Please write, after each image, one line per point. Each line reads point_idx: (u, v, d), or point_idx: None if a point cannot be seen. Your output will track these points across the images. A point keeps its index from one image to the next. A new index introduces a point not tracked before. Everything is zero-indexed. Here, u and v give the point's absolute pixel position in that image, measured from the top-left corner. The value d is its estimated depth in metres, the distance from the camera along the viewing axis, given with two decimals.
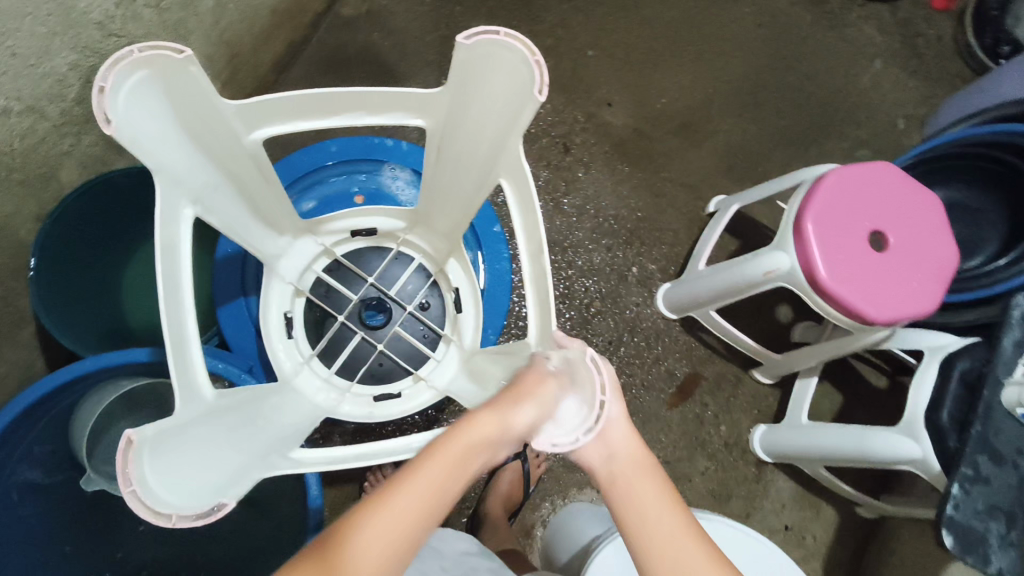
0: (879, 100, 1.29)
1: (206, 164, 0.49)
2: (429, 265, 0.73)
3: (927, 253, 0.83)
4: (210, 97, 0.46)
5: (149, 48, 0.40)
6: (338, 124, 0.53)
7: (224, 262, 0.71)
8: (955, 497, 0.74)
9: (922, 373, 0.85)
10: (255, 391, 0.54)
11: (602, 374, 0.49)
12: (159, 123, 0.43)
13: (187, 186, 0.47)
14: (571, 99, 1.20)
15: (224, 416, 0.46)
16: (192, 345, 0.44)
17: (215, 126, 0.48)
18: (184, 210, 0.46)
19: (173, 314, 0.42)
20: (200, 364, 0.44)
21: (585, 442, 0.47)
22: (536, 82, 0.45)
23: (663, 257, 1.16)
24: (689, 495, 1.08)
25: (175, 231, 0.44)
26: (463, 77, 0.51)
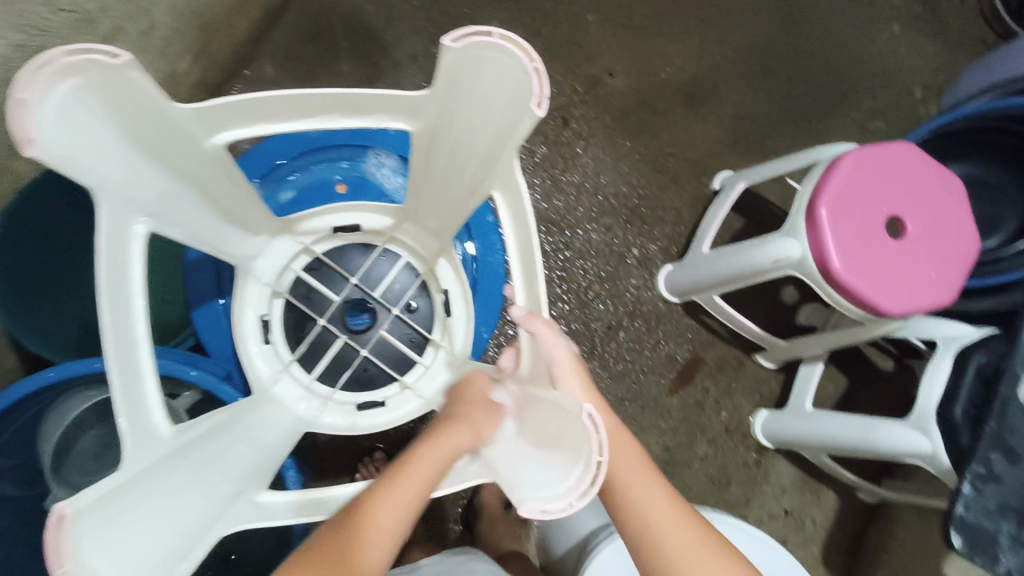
0: (896, 67, 1.22)
1: (161, 172, 0.44)
2: (418, 264, 0.70)
3: (946, 241, 0.79)
4: (159, 102, 0.40)
5: (77, 50, 0.35)
6: (314, 125, 0.49)
7: (198, 262, 0.68)
8: (965, 496, 0.71)
9: (935, 365, 0.82)
10: (225, 414, 0.49)
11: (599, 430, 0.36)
12: (101, 134, 0.38)
13: (136, 201, 0.42)
14: (570, 68, 1.12)
15: (186, 455, 0.41)
16: (148, 382, 0.40)
17: (167, 131, 0.42)
18: (133, 227, 0.42)
19: (125, 351, 0.38)
20: (154, 400, 0.40)
21: (578, 511, 0.35)
22: (535, 96, 0.42)
23: (665, 236, 1.11)
24: (688, 481, 1.06)
25: (124, 255, 0.40)
26: (454, 79, 0.47)
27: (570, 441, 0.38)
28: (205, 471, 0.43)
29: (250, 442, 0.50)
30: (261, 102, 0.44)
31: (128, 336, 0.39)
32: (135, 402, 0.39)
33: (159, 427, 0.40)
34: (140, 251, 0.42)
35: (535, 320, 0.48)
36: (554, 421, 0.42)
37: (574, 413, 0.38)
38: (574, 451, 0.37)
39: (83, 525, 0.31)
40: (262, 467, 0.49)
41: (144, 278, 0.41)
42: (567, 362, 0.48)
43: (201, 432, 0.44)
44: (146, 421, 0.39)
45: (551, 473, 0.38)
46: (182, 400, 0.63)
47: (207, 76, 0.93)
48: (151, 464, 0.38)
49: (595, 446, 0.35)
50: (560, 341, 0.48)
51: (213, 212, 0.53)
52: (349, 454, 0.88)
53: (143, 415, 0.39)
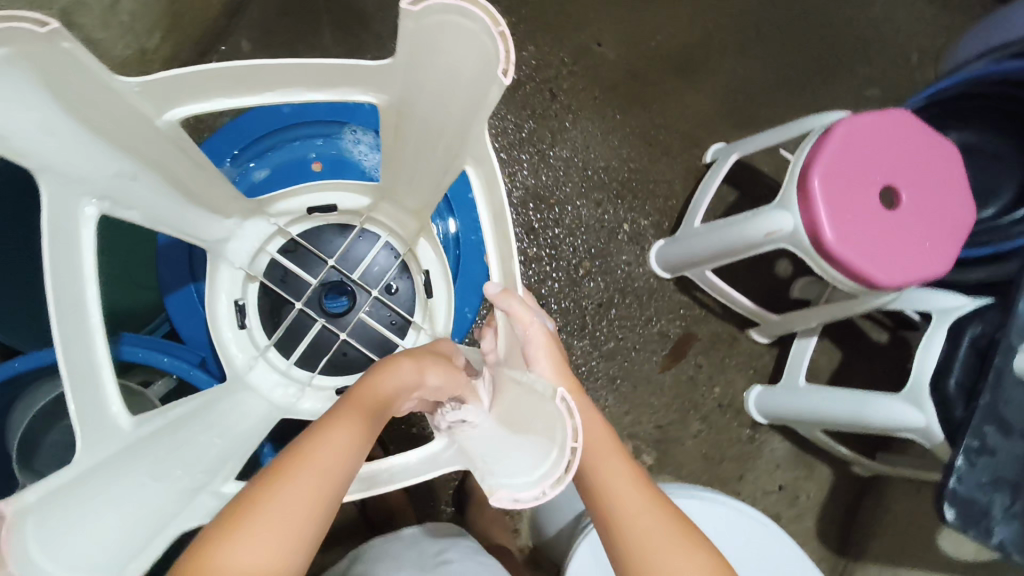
0: (893, 32, 1.19)
1: (110, 154, 0.43)
2: (397, 244, 0.71)
3: (941, 209, 0.77)
4: (103, 78, 0.39)
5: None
6: (270, 99, 0.48)
7: (168, 247, 0.66)
8: (958, 469, 0.70)
9: (928, 336, 0.80)
10: (190, 406, 0.49)
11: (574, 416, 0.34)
12: (38, 111, 0.37)
13: (88, 184, 0.41)
14: (558, 38, 1.09)
15: (143, 448, 0.41)
16: (104, 375, 0.39)
17: (111, 109, 0.41)
18: (84, 209, 0.41)
19: (77, 336, 0.37)
20: (111, 393, 0.40)
21: (551, 500, 0.33)
22: (500, 64, 0.40)
23: (656, 211, 1.08)
24: (681, 457, 1.05)
25: (71, 240, 0.39)
26: (416, 49, 0.44)
27: (543, 425, 0.37)
28: (167, 462, 0.42)
29: (217, 433, 0.50)
30: (212, 76, 0.43)
31: (80, 321, 0.38)
32: (88, 394, 0.38)
33: (114, 420, 0.39)
34: (90, 237, 0.40)
35: (509, 297, 0.44)
36: (527, 405, 0.40)
37: (548, 398, 0.36)
38: (547, 438, 0.35)
39: (27, 525, 0.29)
40: (231, 455, 0.48)
41: (94, 262, 0.40)
42: (542, 340, 0.45)
43: (161, 425, 0.43)
44: (100, 413, 0.38)
45: (523, 461, 0.37)
46: (156, 388, 0.64)
47: (179, 52, 0.89)
48: (103, 458, 0.37)
49: (570, 432, 0.34)
50: (534, 320, 0.45)
51: (177, 193, 0.51)
52: None
53: (96, 407, 0.38)
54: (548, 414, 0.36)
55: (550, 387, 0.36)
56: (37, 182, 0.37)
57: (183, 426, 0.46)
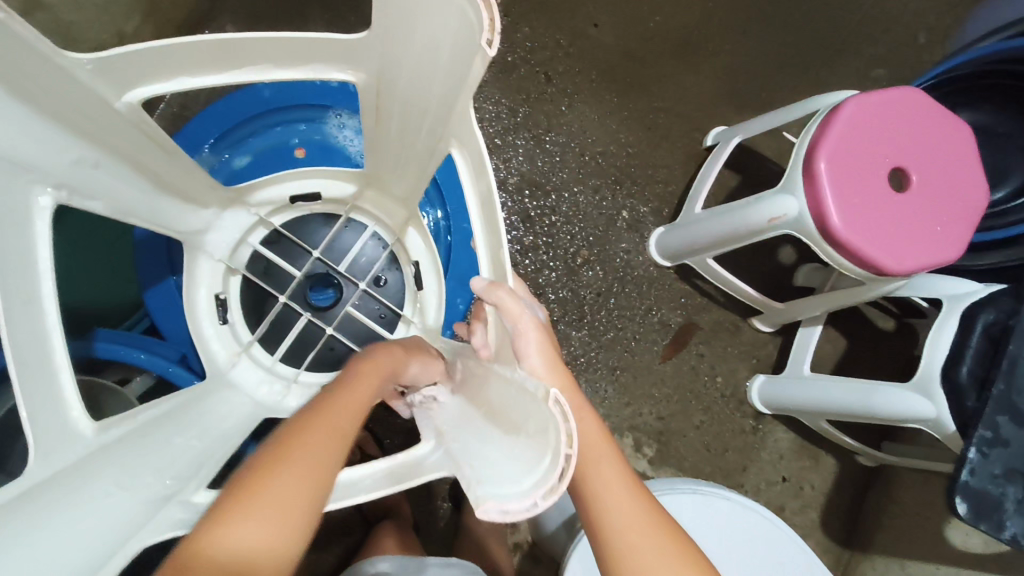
0: (900, 10, 1.15)
1: (66, 138, 0.39)
2: (385, 233, 0.68)
3: (951, 190, 0.74)
4: (53, 56, 0.36)
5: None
6: (232, 79, 0.46)
7: (148, 238, 0.64)
8: (971, 461, 0.67)
9: (940, 323, 0.77)
10: (164, 409, 0.46)
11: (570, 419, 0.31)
12: None
13: (37, 172, 0.37)
14: (553, 19, 1.05)
15: (108, 456, 0.38)
16: (63, 380, 0.36)
17: (66, 91, 0.38)
18: (39, 201, 0.37)
19: (31, 339, 0.34)
20: (72, 398, 0.37)
21: (544, 512, 0.31)
22: (482, 33, 0.37)
23: (656, 197, 1.05)
24: (683, 450, 1.03)
25: (27, 233, 0.35)
26: (389, 20, 0.43)
27: (535, 427, 0.34)
28: (134, 470, 0.39)
29: (194, 436, 0.47)
30: (169, 51, 0.41)
31: (34, 320, 0.34)
32: (44, 401, 0.35)
33: (74, 426, 0.36)
34: (45, 228, 0.36)
35: (500, 290, 0.42)
36: (518, 407, 0.37)
37: (541, 399, 0.33)
38: (539, 443, 0.33)
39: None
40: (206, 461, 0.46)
41: (51, 261, 0.36)
42: (534, 333, 0.44)
43: (129, 430, 0.41)
44: (57, 418, 0.35)
45: (515, 467, 0.34)
46: (135, 385, 0.64)
47: (157, 37, 0.86)
48: (58, 470, 0.34)
49: (563, 437, 0.31)
50: (526, 312, 0.43)
51: (145, 180, 0.48)
52: None
53: (54, 412, 0.35)
54: (540, 417, 0.33)
55: (542, 389, 0.33)
56: None
57: (155, 431, 0.43)
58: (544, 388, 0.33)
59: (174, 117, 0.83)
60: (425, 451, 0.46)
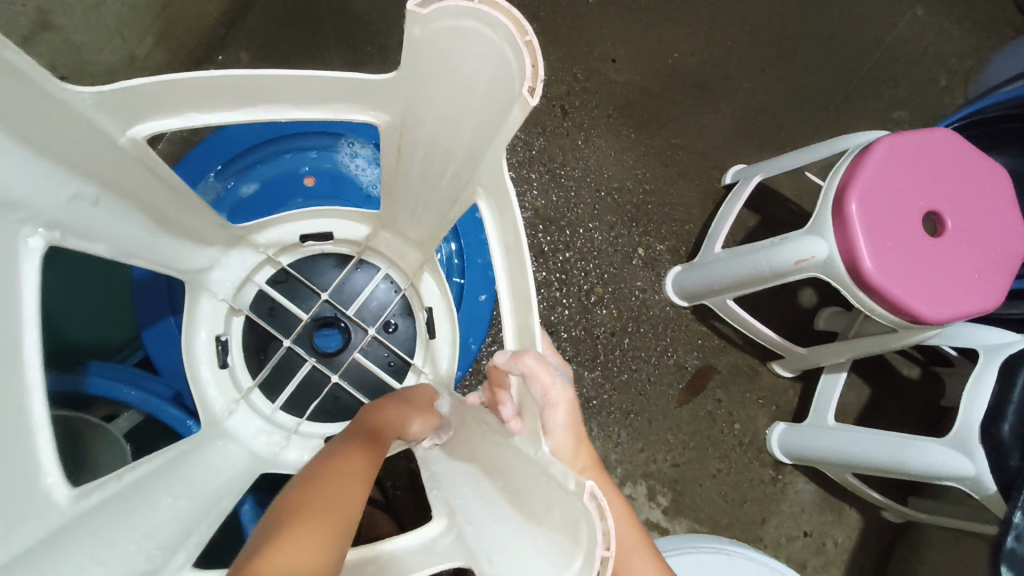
0: (921, 53, 1.14)
1: (59, 176, 0.36)
2: (398, 276, 0.65)
3: (988, 238, 0.70)
4: (55, 83, 0.33)
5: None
6: (252, 117, 0.43)
7: (146, 278, 0.61)
8: (1017, 526, 0.63)
9: (977, 376, 0.72)
10: (155, 467, 0.42)
11: (607, 520, 0.27)
12: None
13: (27, 209, 0.34)
14: (570, 54, 1.04)
15: (83, 528, 0.33)
16: (38, 439, 0.32)
17: (65, 123, 0.35)
18: (28, 240, 0.34)
19: (2, 392, 0.30)
20: (49, 461, 0.32)
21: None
22: (526, 81, 0.35)
23: (672, 235, 1.02)
24: (699, 499, 0.98)
25: (12, 278, 0.32)
26: (418, 59, 0.40)
27: (561, 520, 0.30)
28: (118, 540, 0.35)
29: (180, 496, 0.43)
30: (175, 87, 0.38)
31: (11, 374, 0.31)
32: (16, 466, 0.30)
33: (46, 493, 0.32)
34: (31, 271, 0.33)
35: (525, 357, 0.38)
36: (545, 488, 0.33)
37: (572, 490, 0.29)
38: (566, 541, 0.29)
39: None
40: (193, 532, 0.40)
41: (37, 310, 0.33)
42: (564, 404, 0.39)
43: (110, 493, 0.36)
44: (28, 484, 0.31)
45: (540, 566, 0.30)
46: (120, 422, 0.59)
47: (170, 62, 0.85)
48: (22, 549, 0.29)
49: (600, 537, 0.27)
50: (558, 380, 0.38)
51: (147, 217, 0.45)
52: None
53: (24, 478, 0.31)
54: (566, 507, 0.30)
55: (571, 477, 0.30)
56: None
57: (133, 497, 0.38)
58: (574, 476, 0.29)
59: (182, 142, 0.81)
60: (436, 532, 0.40)
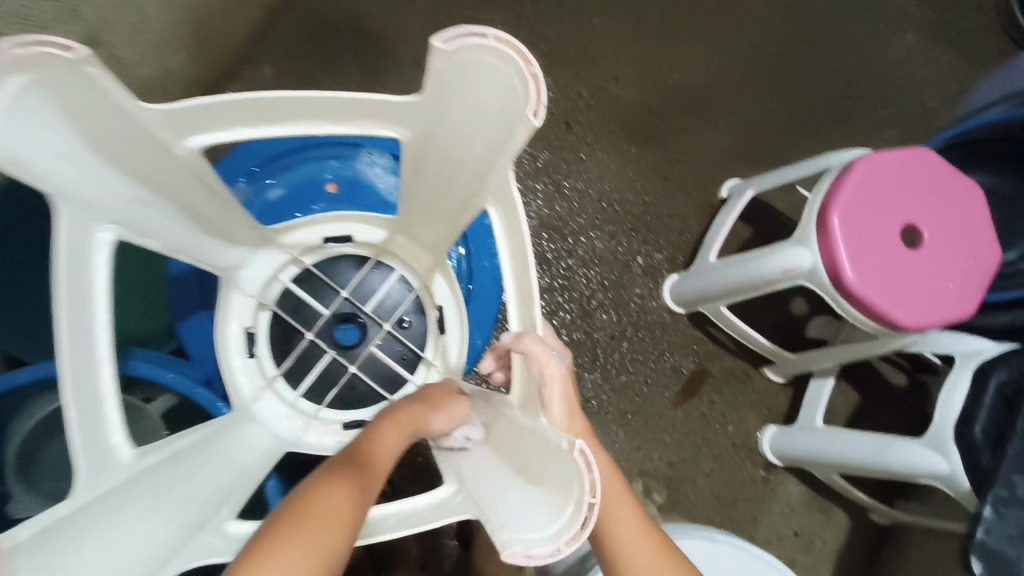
0: (911, 75, 1.19)
1: (123, 180, 0.42)
2: (412, 277, 0.70)
3: (963, 250, 0.75)
4: (128, 102, 0.38)
5: (24, 43, 0.32)
6: (292, 133, 0.48)
7: (182, 275, 0.66)
8: (986, 520, 0.67)
9: (952, 381, 0.78)
10: (199, 438, 0.48)
11: (594, 473, 0.32)
12: (59, 135, 0.36)
13: (100, 209, 0.41)
14: (576, 72, 1.10)
15: (145, 482, 0.39)
16: (108, 404, 0.38)
17: (132, 134, 0.40)
18: (99, 234, 0.40)
19: (84, 359, 0.36)
20: (116, 423, 0.38)
21: (567, 560, 0.31)
22: (530, 103, 0.41)
23: (670, 244, 1.08)
24: (693, 497, 1.02)
25: (90, 266, 0.39)
26: (438, 83, 0.45)
27: (557, 479, 0.35)
28: (173, 499, 0.40)
29: (218, 464, 0.48)
30: (227, 107, 0.42)
31: (89, 346, 0.37)
32: (92, 424, 0.36)
33: (115, 451, 0.37)
34: (104, 259, 0.40)
35: (527, 339, 0.44)
36: (542, 453, 0.38)
37: (565, 451, 0.34)
38: (561, 493, 0.34)
39: (14, 564, 0.27)
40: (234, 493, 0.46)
41: (107, 298, 0.38)
42: (559, 379, 0.44)
43: (168, 455, 0.42)
44: (101, 441, 0.37)
45: (537, 516, 0.35)
46: (155, 405, 0.63)
47: (202, 75, 0.91)
48: (100, 493, 0.35)
49: (588, 487, 0.32)
50: (554, 359, 0.44)
51: (188, 218, 0.51)
52: None
53: (98, 435, 0.37)
54: (562, 464, 0.35)
55: (565, 438, 0.35)
56: (54, 206, 0.36)
57: (184, 461, 0.44)
58: (567, 437, 0.34)
59: (212, 150, 0.87)
60: (448, 494, 0.46)
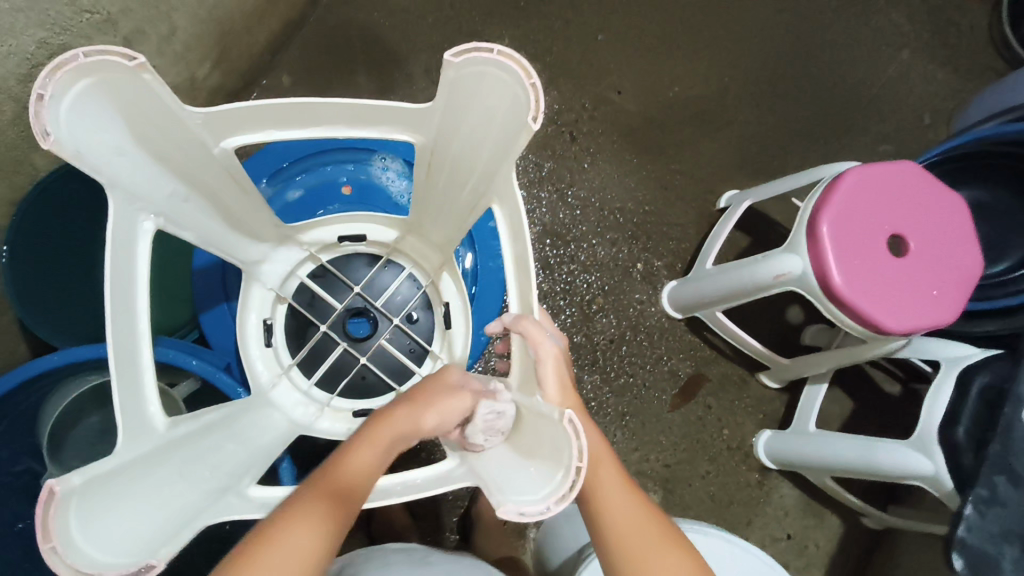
0: (906, 91, 1.23)
1: (166, 176, 0.50)
2: (421, 275, 0.74)
3: (948, 259, 0.79)
4: (174, 109, 0.46)
5: (95, 52, 0.40)
6: (315, 135, 0.53)
7: (204, 268, 0.72)
8: (967, 518, 0.69)
9: (937, 385, 0.80)
10: (225, 413, 0.53)
11: (580, 440, 0.36)
12: (116, 135, 0.44)
13: (146, 200, 0.48)
14: (580, 85, 1.14)
15: (179, 447, 0.45)
16: (145, 378, 0.45)
17: (178, 135, 0.48)
18: (142, 223, 0.48)
19: (126, 329, 0.43)
20: (152, 397, 0.45)
21: (555, 515, 0.36)
22: (531, 111, 0.45)
23: (669, 252, 1.11)
24: (688, 498, 1.05)
25: (132, 248, 0.46)
26: (449, 95, 0.50)
27: (551, 449, 0.39)
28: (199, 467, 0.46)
29: (241, 441, 0.53)
30: (258, 112, 0.48)
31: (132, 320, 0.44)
32: (133, 393, 0.43)
33: (152, 419, 0.44)
34: (145, 247, 0.47)
35: (525, 321, 0.49)
36: (539, 428, 0.42)
37: (555, 421, 0.38)
38: (554, 462, 0.38)
39: (67, 506, 0.34)
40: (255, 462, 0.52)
41: (147, 273, 0.46)
42: (553, 357, 0.48)
43: (201, 425, 0.49)
44: (139, 409, 0.43)
45: (534, 484, 0.39)
46: (181, 388, 0.68)
47: (225, 83, 0.96)
48: (140, 454, 0.41)
49: (575, 453, 0.36)
50: (548, 341, 0.49)
51: (221, 214, 0.57)
52: None
53: (137, 403, 0.43)
54: (555, 436, 0.39)
55: (557, 411, 0.39)
56: (108, 195, 0.44)
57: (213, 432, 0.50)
58: (558, 409, 0.39)
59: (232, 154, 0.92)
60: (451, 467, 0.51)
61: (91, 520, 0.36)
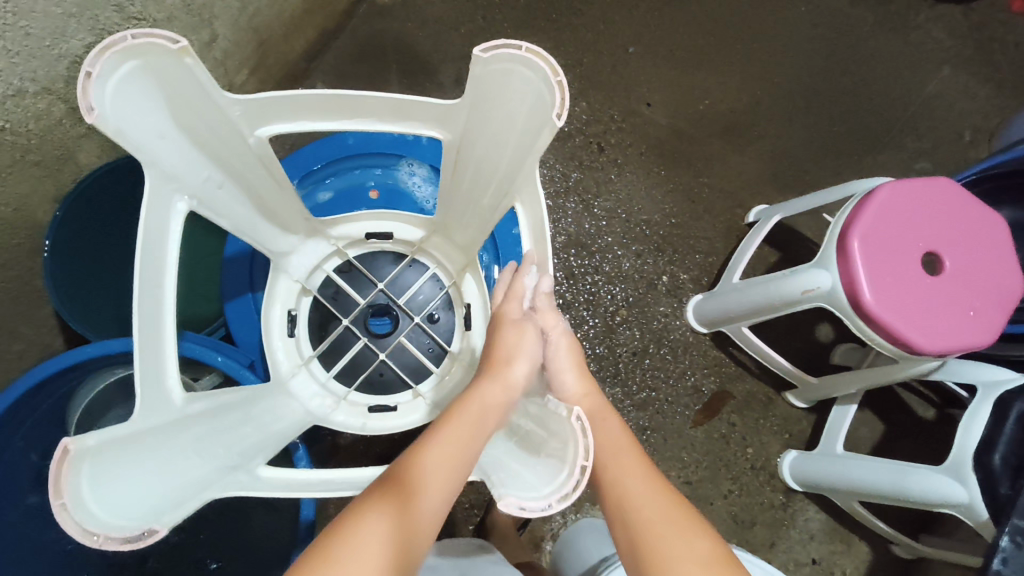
0: (945, 109, 1.20)
1: (206, 162, 0.53)
2: (443, 275, 0.75)
3: (985, 278, 0.76)
4: (214, 98, 0.49)
5: (142, 35, 0.43)
6: (343, 127, 0.55)
7: (232, 260, 0.74)
8: (1003, 549, 0.63)
9: (973, 410, 0.77)
10: (241, 398, 0.57)
11: (586, 439, 0.42)
12: (156, 119, 0.47)
13: (182, 181, 0.51)
14: (609, 97, 1.14)
15: (191, 424, 0.50)
16: (166, 355, 0.49)
17: (216, 121, 0.51)
18: (177, 204, 0.51)
19: (149, 301, 0.47)
20: (173, 374, 0.49)
21: (558, 511, 0.41)
22: (555, 107, 0.46)
23: (696, 266, 1.10)
24: (709, 518, 1.03)
25: (162, 227, 0.49)
26: (478, 93, 0.51)
27: (557, 450, 0.45)
28: (211, 445, 0.51)
29: (255, 425, 0.57)
30: (289, 102, 0.51)
31: (155, 300, 0.48)
32: (152, 370, 0.47)
33: (171, 393, 0.49)
34: (176, 230, 0.51)
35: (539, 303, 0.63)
36: (553, 427, 0.48)
37: (566, 419, 0.44)
38: (561, 462, 0.43)
39: (80, 467, 0.38)
40: (267, 445, 0.57)
41: (176, 261, 0.50)
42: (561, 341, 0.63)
43: (216, 406, 0.53)
44: (157, 385, 0.48)
45: (537, 483, 0.44)
46: (203, 382, 0.69)
47: (261, 89, 0.98)
48: (154, 425, 0.46)
49: (581, 451, 0.42)
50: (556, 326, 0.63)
51: (251, 201, 0.61)
52: (368, 455, 0.89)
53: (156, 382, 0.48)
54: (566, 439, 0.45)
55: (567, 409, 0.45)
56: (145, 172, 0.47)
57: (227, 414, 0.54)
58: (567, 408, 0.45)
59: None
60: None
61: (101, 490, 0.40)
